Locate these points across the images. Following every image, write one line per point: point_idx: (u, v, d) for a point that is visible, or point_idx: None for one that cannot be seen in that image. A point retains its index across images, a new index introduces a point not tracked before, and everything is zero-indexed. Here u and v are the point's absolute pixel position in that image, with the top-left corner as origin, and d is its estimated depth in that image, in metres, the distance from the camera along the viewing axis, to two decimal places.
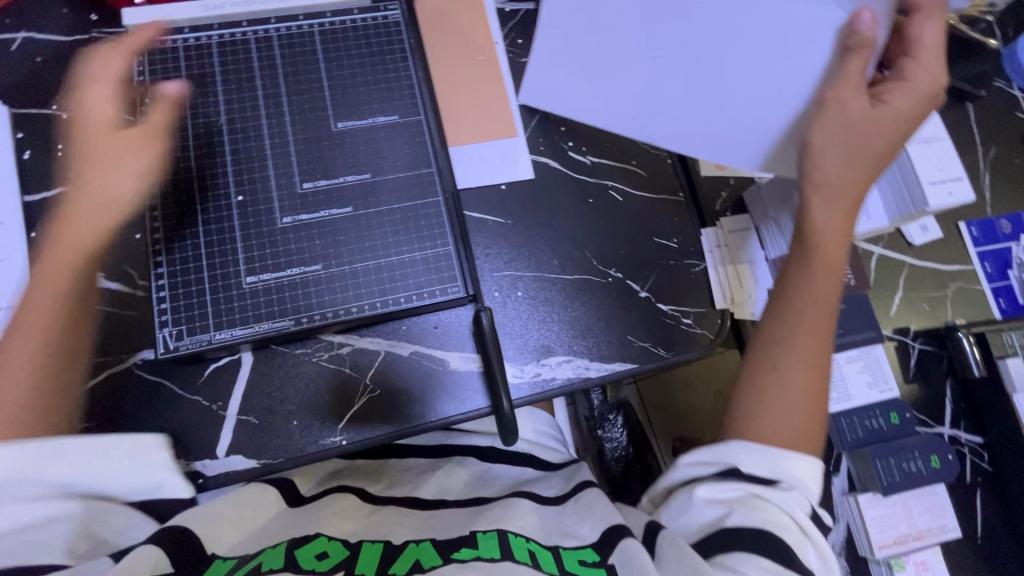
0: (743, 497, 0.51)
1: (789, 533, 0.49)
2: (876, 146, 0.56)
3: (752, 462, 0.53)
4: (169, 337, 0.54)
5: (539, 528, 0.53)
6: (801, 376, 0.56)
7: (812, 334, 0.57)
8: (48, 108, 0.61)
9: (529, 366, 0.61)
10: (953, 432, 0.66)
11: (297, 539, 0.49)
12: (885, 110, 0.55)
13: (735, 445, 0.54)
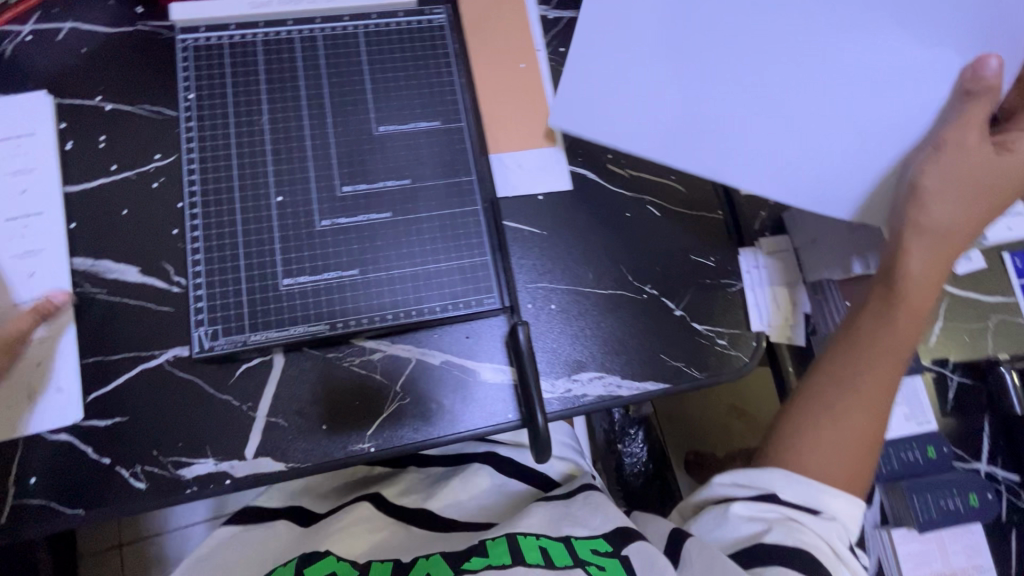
0: (780, 520, 0.52)
1: (824, 554, 0.50)
2: (982, 200, 0.56)
3: (790, 488, 0.54)
4: (205, 336, 0.55)
5: (548, 522, 0.52)
6: (868, 413, 0.57)
7: (886, 374, 0.58)
8: (91, 99, 0.61)
9: (561, 381, 0.60)
10: (990, 468, 0.64)
11: (307, 556, 0.50)
12: (999, 164, 0.55)
13: (774, 471, 0.54)
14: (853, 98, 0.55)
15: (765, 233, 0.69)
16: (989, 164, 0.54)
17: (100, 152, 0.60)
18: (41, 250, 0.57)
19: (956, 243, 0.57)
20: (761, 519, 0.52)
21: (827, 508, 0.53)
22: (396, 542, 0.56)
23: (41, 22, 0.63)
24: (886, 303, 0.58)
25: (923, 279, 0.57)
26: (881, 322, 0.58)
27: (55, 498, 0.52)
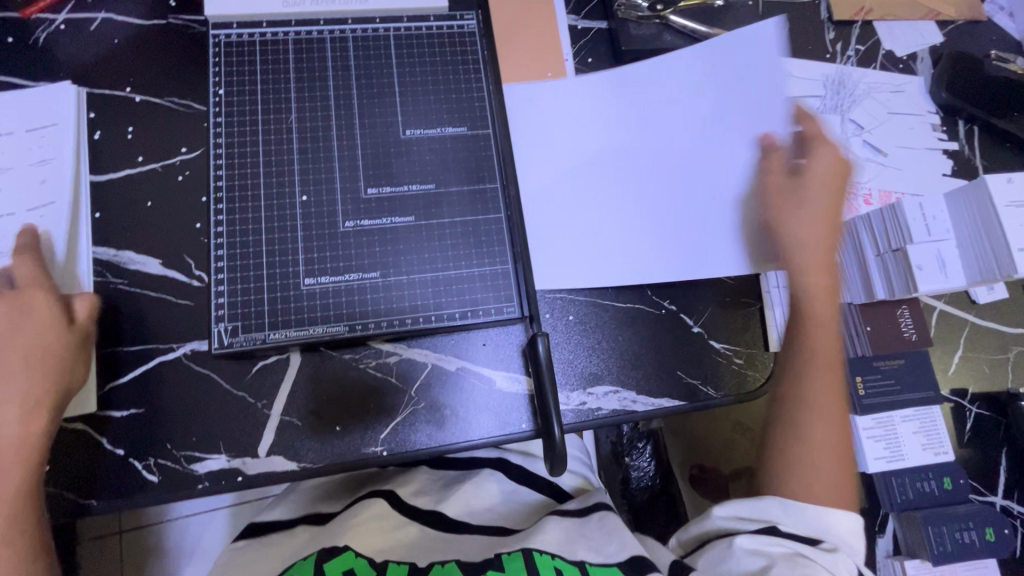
0: (789, 556, 0.49)
1: None
2: (823, 215, 0.61)
3: (790, 520, 0.52)
4: (225, 333, 0.53)
5: (564, 539, 0.50)
6: (824, 427, 0.56)
7: (830, 386, 0.58)
8: (120, 90, 0.61)
9: (575, 394, 0.59)
10: (1006, 502, 0.64)
11: (324, 554, 0.51)
12: (808, 185, 0.62)
13: (772, 501, 0.53)
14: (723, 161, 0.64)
15: None
16: (799, 189, 0.62)
17: (127, 143, 0.60)
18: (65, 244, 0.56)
19: (818, 260, 0.60)
20: (765, 552, 0.50)
21: (828, 539, 0.52)
22: (409, 543, 0.55)
23: (75, 11, 0.63)
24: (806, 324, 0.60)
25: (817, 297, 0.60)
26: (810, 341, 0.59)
27: (67, 488, 0.52)
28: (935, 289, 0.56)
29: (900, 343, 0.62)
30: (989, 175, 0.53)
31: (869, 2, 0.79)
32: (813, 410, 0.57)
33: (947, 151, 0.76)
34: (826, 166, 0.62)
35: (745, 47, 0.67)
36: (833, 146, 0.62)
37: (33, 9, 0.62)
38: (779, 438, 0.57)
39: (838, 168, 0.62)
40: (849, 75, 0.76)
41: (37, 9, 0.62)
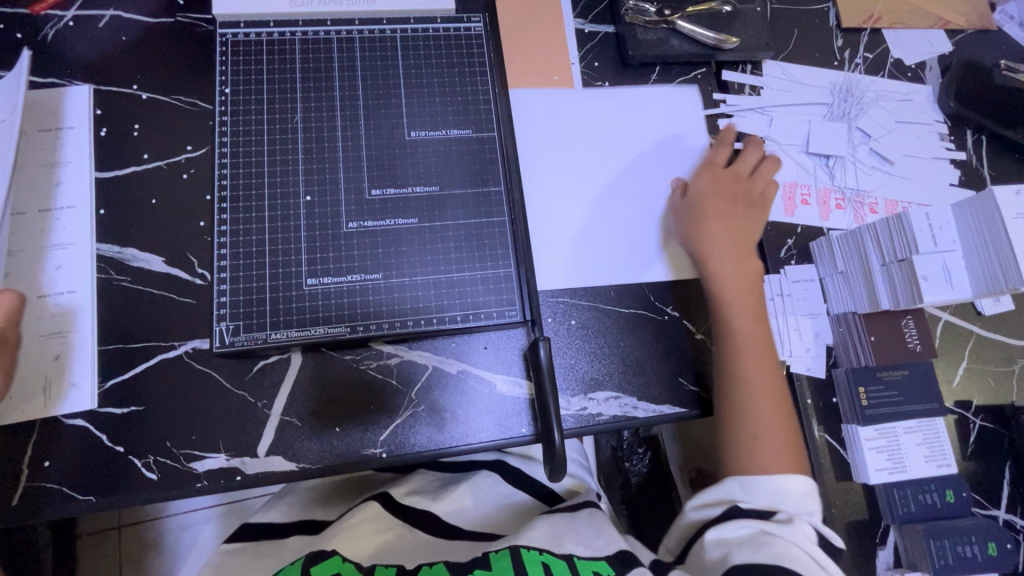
0: (753, 535, 0.49)
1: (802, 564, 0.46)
2: (724, 220, 0.63)
3: (748, 497, 0.52)
4: (226, 331, 0.53)
5: (553, 535, 0.49)
6: (767, 406, 0.56)
7: (766, 364, 0.57)
8: (128, 87, 0.62)
9: (576, 399, 0.59)
10: (1009, 516, 0.63)
11: (311, 557, 0.48)
12: (704, 202, 0.63)
13: (729, 481, 0.53)
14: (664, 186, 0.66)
15: (790, 261, 0.68)
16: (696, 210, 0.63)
17: (133, 140, 0.60)
18: (71, 241, 0.57)
19: (732, 263, 0.61)
20: (731, 537, 0.49)
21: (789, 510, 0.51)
22: (401, 544, 0.55)
23: (84, 8, 0.63)
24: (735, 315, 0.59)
25: (737, 288, 0.60)
26: (739, 327, 0.58)
27: (65, 482, 0.52)
28: (943, 298, 0.55)
29: (902, 352, 0.63)
30: (998, 186, 0.52)
31: (878, 10, 0.79)
32: (755, 391, 0.56)
33: (955, 160, 0.75)
34: (720, 184, 0.64)
35: (676, 94, 0.70)
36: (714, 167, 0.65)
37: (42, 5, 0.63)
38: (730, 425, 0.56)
39: (729, 184, 0.64)
40: (857, 83, 0.76)
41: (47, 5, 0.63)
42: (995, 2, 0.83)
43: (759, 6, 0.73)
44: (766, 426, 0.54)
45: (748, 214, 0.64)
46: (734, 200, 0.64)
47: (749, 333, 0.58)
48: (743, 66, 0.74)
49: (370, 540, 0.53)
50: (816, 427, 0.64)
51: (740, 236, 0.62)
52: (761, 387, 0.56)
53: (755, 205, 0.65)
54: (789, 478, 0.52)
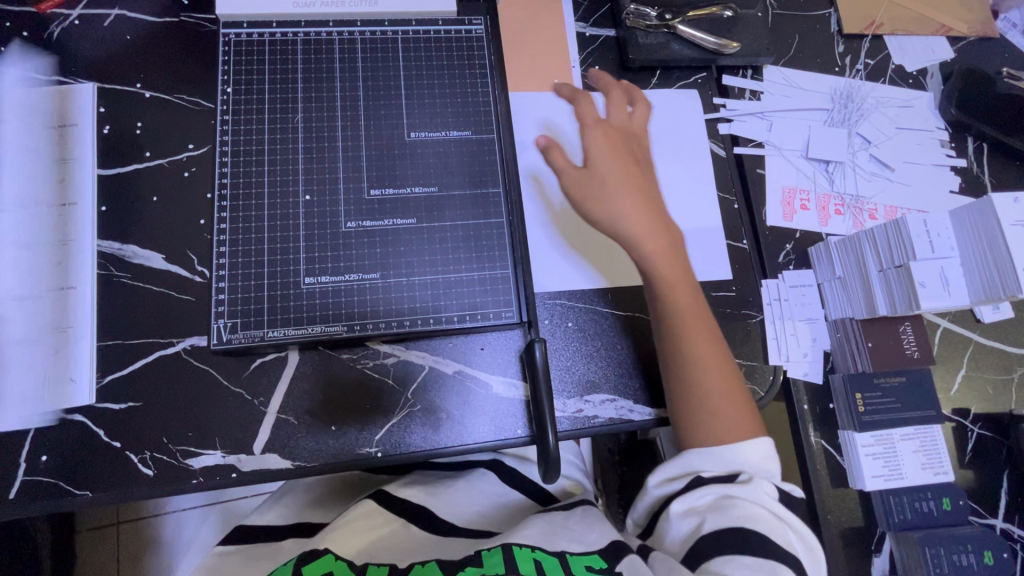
0: (718, 500, 0.47)
1: (767, 524, 0.45)
2: (628, 190, 0.55)
3: (711, 465, 0.49)
4: (224, 328, 0.54)
5: (547, 535, 0.49)
6: (718, 380, 0.52)
7: (705, 333, 0.54)
8: (131, 86, 0.62)
9: (572, 401, 0.59)
10: (1006, 525, 0.63)
11: (305, 555, 0.49)
12: (600, 174, 0.56)
13: (690, 453, 0.50)
14: None
15: (789, 267, 0.68)
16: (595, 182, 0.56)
17: (136, 139, 0.61)
18: (69, 243, 0.56)
19: (647, 235, 0.55)
20: (698, 507, 0.47)
21: (749, 470, 0.49)
22: (399, 540, 0.54)
23: (89, 7, 0.64)
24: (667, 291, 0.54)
25: (664, 262, 0.55)
26: (676, 302, 0.54)
27: (62, 477, 0.52)
28: (939, 305, 0.55)
29: (900, 359, 0.63)
30: (996, 194, 0.52)
31: (880, 17, 0.79)
32: (702, 365, 0.53)
33: (955, 167, 0.75)
34: (611, 145, 0.57)
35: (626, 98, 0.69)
36: (601, 131, 0.58)
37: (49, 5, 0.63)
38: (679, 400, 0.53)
39: (620, 146, 0.58)
40: (858, 89, 0.76)
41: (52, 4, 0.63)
42: (998, 10, 0.83)
43: (761, 12, 0.73)
44: (717, 397, 0.52)
45: (648, 173, 0.58)
46: (634, 163, 0.57)
47: (683, 305, 0.54)
48: (744, 71, 0.74)
49: (363, 539, 0.54)
50: (811, 433, 0.64)
51: (648, 201, 0.56)
52: (706, 359, 0.53)
53: (647, 157, 0.59)
54: (750, 442, 0.50)
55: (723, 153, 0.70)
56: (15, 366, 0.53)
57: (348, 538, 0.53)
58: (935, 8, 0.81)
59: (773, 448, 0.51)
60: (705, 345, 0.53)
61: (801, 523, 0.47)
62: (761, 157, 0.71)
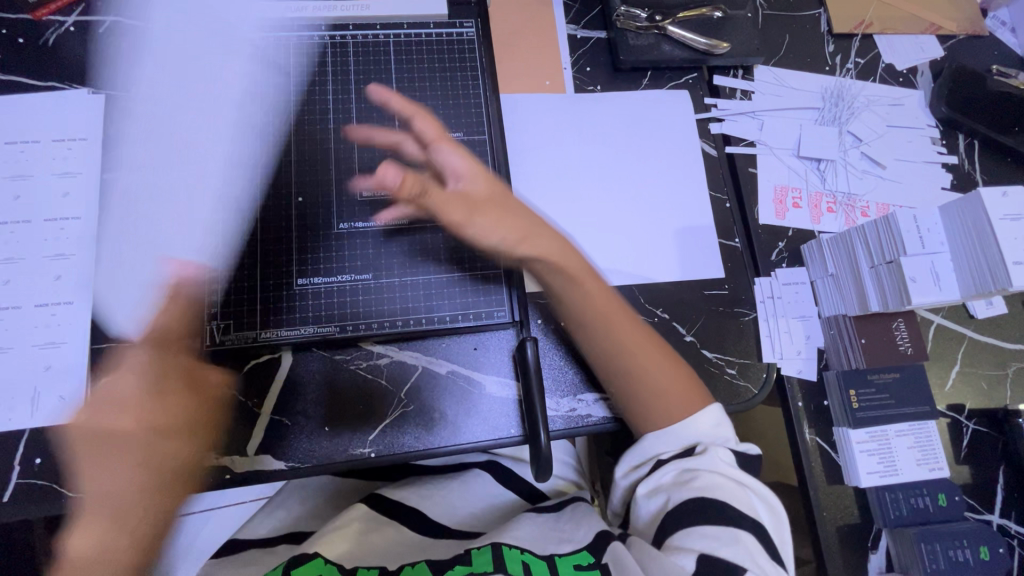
0: (677, 476, 0.47)
1: (726, 490, 0.45)
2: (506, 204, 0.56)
3: (667, 446, 0.50)
4: (217, 330, 0.54)
5: (539, 538, 0.49)
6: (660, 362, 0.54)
7: (621, 323, 0.55)
8: (126, 92, 0.63)
9: (565, 400, 0.59)
10: (1003, 521, 0.63)
11: (295, 558, 0.48)
12: (463, 202, 0.55)
13: (646, 438, 0.51)
14: (598, 190, 0.66)
15: (781, 264, 0.68)
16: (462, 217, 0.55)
17: (132, 143, 0.61)
18: (70, 252, 0.57)
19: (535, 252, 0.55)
20: (660, 486, 0.48)
21: (703, 441, 0.49)
22: (394, 543, 0.54)
23: (84, 14, 0.64)
24: (570, 295, 0.56)
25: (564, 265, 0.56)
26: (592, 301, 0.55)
27: (56, 480, 0.52)
28: (932, 300, 0.55)
29: (894, 356, 0.63)
30: (984, 188, 0.52)
31: (869, 16, 0.79)
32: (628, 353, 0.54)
33: (946, 164, 0.76)
34: (468, 168, 0.56)
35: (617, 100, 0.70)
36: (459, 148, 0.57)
37: (48, 11, 0.64)
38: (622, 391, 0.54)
39: (475, 168, 0.57)
40: (848, 88, 0.76)
41: (50, 9, 0.64)
42: (987, 8, 0.84)
43: (750, 12, 0.74)
44: (651, 375, 0.53)
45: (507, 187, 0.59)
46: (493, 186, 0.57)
47: (592, 303, 0.55)
48: (735, 71, 0.75)
49: (354, 540, 0.53)
50: (807, 430, 0.63)
51: (515, 221, 0.56)
52: (632, 344, 0.54)
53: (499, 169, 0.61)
54: (699, 413, 0.51)
55: (714, 152, 0.70)
56: (18, 377, 0.54)
57: (341, 538, 0.53)
58: (925, 7, 0.81)
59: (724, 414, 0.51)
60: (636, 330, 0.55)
61: (764, 486, 0.48)
62: (752, 156, 0.72)
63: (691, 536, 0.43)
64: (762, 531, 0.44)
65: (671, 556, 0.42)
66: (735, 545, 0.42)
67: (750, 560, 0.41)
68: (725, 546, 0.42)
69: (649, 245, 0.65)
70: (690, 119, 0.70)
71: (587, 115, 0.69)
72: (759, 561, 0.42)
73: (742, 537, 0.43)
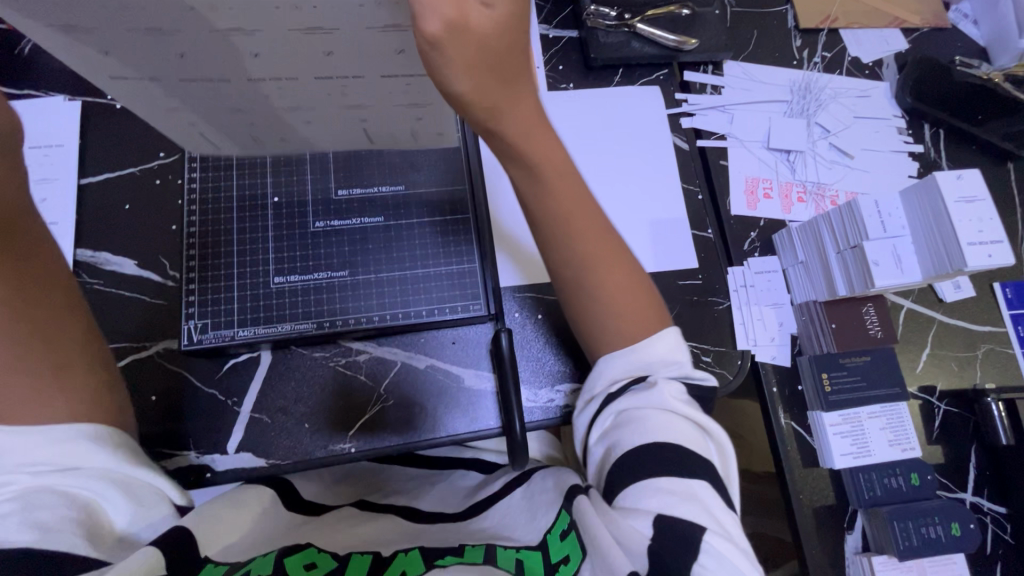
0: (620, 418, 0.48)
1: (676, 433, 0.46)
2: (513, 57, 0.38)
3: (616, 380, 0.50)
4: (194, 329, 0.55)
5: (529, 523, 0.49)
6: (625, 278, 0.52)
7: (590, 234, 0.51)
8: (103, 98, 0.63)
9: (543, 392, 0.60)
10: (975, 499, 0.64)
11: (287, 548, 0.43)
12: (458, 14, 0.32)
13: (597, 363, 0.52)
14: None
15: (754, 254, 0.70)
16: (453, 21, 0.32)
17: (108, 149, 0.62)
18: None
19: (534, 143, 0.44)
20: (605, 432, 0.49)
21: (654, 374, 0.49)
22: (388, 532, 0.52)
23: None
24: (541, 191, 0.48)
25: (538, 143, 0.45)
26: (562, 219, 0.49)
27: None
28: (893, 283, 0.56)
29: (864, 339, 0.64)
30: (939, 172, 0.54)
31: (834, 11, 0.81)
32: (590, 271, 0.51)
33: (913, 153, 0.77)
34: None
35: (589, 96, 0.71)
36: None
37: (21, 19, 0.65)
38: (575, 318, 0.54)
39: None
40: (816, 81, 0.78)
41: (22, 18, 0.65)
42: (949, 2, 0.86)
43: (718, 9, 0.75)
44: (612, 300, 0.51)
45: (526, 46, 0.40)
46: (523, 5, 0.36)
47: (568, 207, 0.49)
48: (705, 67, 0.77)
49: (349, 535, 0.50)
50: (782, 415, 0.64)
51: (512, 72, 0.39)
52: (591, 253, 0.50)
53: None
54: (657, 339, 0.51)
55: (686, 146, 0.71)
56: None
57: (330, 529, 0.51)
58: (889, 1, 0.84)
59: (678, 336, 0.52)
60: (597, 235, 0.51)
61: (717, 425, 0.49)
62: (723, 148, 0.73)
63: (646, 495, 0.43)
64: (715, 478, 0.44)
65: (626, 518, 0.42)
66: (692, 501, 0.42)
67: (709, 516, 0.41)
68: (682, 502, 0.42)
69: (625, 239, 0.66)
70: (662, 113, 0.72)
71: (560, 109, 0.70)
72: (715, 513, 0.42)
73: (698, 490, 0.43)
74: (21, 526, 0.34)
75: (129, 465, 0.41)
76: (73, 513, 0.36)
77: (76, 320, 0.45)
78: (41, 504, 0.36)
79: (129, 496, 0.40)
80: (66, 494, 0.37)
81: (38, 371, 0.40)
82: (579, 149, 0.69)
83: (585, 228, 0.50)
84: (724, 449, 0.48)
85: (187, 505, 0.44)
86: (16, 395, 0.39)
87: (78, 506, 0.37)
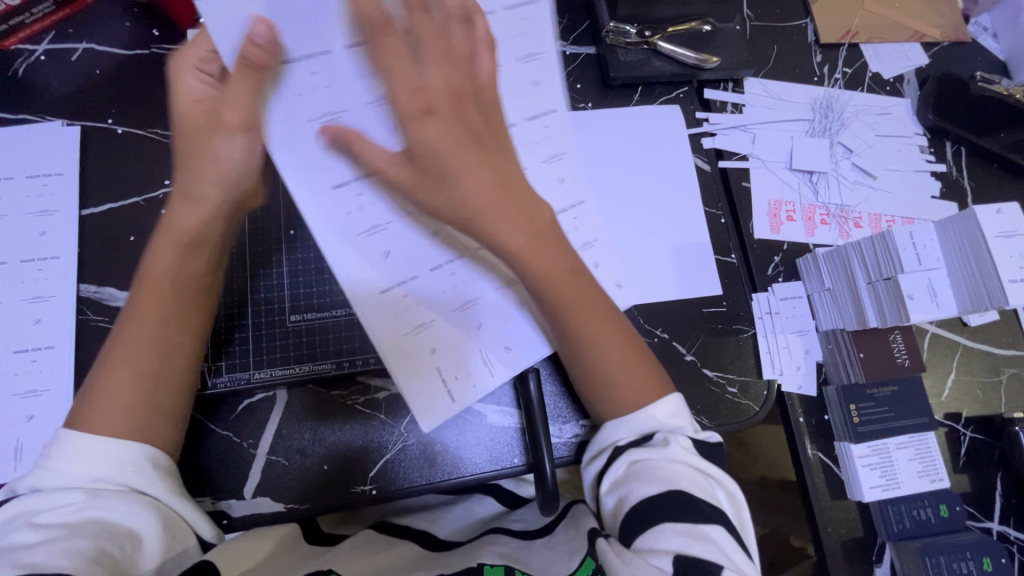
0: (627, 471, 0.47)
1: (686, 482, 0.45)
2: (471, 162, 0.47)
3: (626, 431, 0.49)
4: (208, 373, 0.53)
5: (550, 562, 0.47)
6: (621, 352, 0.51)
7: (583, 307, 0.49)
8: (102, 122, 0.60)
9: (567, 427, 0.58)
10: (1002, 528, 0.64)
11: None
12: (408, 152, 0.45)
13: (604, 427, 0.50)
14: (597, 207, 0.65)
15: (778, 279, 0.68)
16: (423, 147, 0.45)
17: (109, 176, 0.59)
18: (53, 295, 0.56)
19: (502, 214, 0.48)
20: (616, 486, 0.47)
21: (662, 432, 0.48)
22: (403, 561, 0.50)
23: (55, 41, 0.61)
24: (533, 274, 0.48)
25: (541, 245, 0.48)
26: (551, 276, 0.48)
27: None
28: (931, 317, 0.56)
29: (892, 369, 0.63)
30: (978, 205, 0.54)
31: (855, 25, 0.79)
32: (589, 344, 0.50)
33: (935, 172, 0.76)
34: (439, 49, 0.46)
35: (610, 116, 0.69)
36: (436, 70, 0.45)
37: (57, 17, 0.60)
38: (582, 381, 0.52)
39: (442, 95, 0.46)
40: (837, 98, 0.77)
41: (56, 19, 0.61)
42: (969, 13, 0.84)
43: (739, 24, 0.73)
44: (611, 369, 0.50)
45: (491, 146, 0.48)
46: (478, 90, 0.48)
47: (572, 294, 0.49)
48: (725, 84, 0.74)
49: (367, 564, 0.48)
50: (809, 446, 0.64)
51: (505, 175, 0.48)
52: (599, 332, 0.50)
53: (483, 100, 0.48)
54: (657, 402, 0.49)
55: (707, 167, 0.70)
56: (5, 428, 0.53)
57: (351, 559, 0.48)
58: (908, 13, 0.82)
59: (681, 403, 0.50)
60: (589, 306, 0.50)
61: (724, 471, 0.48)
62: (745, 169, 0.71)
63: (660, 537, 0.42)
64: (728, 522, 0.44)
65: (647, 558, 0.41)
66: (708, 543, 0.42)
67: (723, 556, 0.41)
68: (698, 544, 0.42)
69: (645, 267, 0.64)
70: (683, 134, 0.70)
71: (579, 130, 0.68)
72: (728, 554, 0.42)
73: (712, 533, 0.42)
74: (61, 553, 0.37)
75: (170, 495, 0.44)
76: (106, 544, 0.39)
77: (181, 348, 0.47)
78: (82, 533, 0.39)
79: (160, 525, 0.42)
80: (105, 523, 0.40)
81: (140, 390, 0.45)
82: (600, 173, 0.67)
83: (585, 304, 0.49)
84: (734, 496, 0.47)
85: (213, 539, 0.46)
86: (117, 397, 0.44)
87: (106, 535, 0.39)
